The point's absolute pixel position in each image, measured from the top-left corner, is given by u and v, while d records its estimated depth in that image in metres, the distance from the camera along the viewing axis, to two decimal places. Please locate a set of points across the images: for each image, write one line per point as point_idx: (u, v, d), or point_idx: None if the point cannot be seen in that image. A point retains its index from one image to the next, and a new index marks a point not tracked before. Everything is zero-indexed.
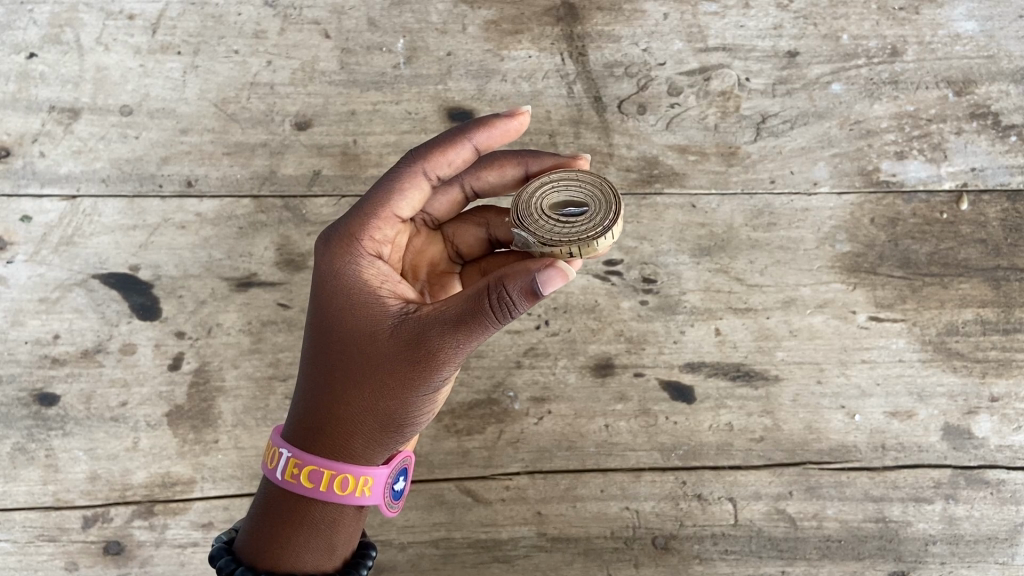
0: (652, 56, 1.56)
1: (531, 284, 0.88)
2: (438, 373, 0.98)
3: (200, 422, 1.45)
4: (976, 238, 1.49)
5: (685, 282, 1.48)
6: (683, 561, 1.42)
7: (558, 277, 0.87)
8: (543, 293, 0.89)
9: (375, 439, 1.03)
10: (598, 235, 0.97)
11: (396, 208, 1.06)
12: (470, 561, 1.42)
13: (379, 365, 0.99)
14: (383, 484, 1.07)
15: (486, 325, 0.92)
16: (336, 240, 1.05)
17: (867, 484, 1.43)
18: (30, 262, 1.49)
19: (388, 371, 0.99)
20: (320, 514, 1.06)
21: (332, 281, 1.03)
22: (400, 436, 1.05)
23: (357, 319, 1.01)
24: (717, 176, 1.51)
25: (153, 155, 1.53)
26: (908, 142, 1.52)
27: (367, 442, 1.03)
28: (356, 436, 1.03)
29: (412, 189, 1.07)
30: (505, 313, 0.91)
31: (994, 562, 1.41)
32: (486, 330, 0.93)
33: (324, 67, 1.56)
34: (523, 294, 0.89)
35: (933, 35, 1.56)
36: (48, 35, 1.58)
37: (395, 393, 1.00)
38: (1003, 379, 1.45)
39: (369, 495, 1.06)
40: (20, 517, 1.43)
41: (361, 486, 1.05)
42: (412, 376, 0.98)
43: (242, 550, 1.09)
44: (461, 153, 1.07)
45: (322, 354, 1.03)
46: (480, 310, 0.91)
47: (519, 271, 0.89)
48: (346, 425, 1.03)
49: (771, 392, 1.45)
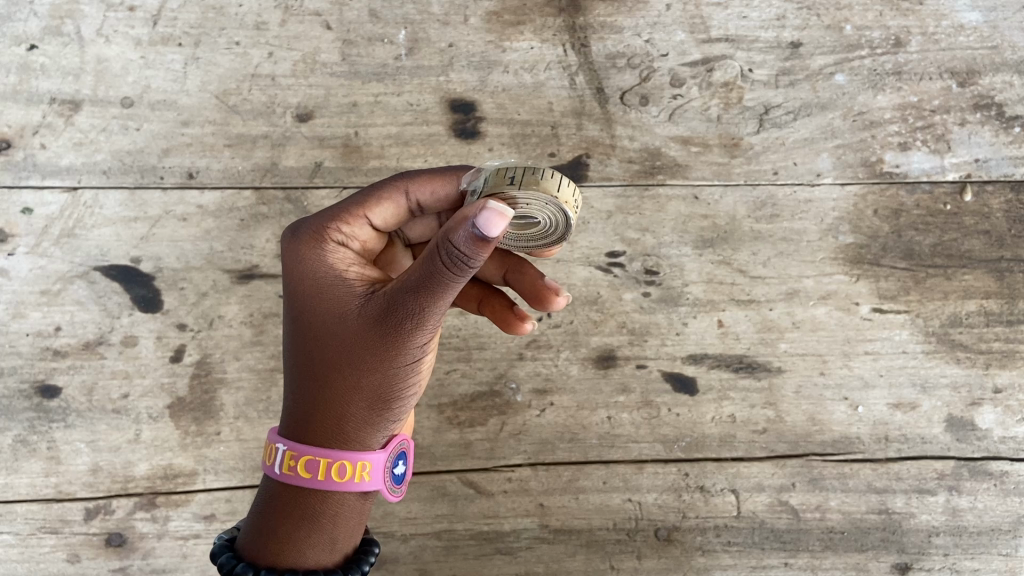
0: (654, 48, 1.55)
1: (475, 231, 0.82)
2: (415, 339, 0.98)
3: (202, 414, 1.45)
4: (979, 230, 1.48)
5: (688, 274, 1.48)
6: (686, 552, 1.42)
7: (498, 217, 0.82)
8: (492, 239, 0.83)
9: (365, 417, 1.03)
10: (541, 172, 0.95)
11: (369, 212, 1.08)
12: (472, 553, 1.42)
13: (355, 343, 0.99)
14: (382, 469, 1.06)
15: (447, 284, 0.89)
16: (305, 234, 1.05)
17: (870, 476, 1.43)
18: (32, 254, 1.48)
19: (365, 347, 0.99)
20: (319, 505, 1.05)
21: (303, 272, 1.04)
22: (390, 412, 1.04)
23: (328, 301, 1.01)
24: (720, 167, 1.51)
25: (154, 147, 1.53)
26: (911, 133, 1.51)
27: (356, 423, 1.03)
28: (347, 419, 1.03)
29: (390, 200, 1.09)
30: (461, 266, 0.87)
31: (996, 554, 1.41)
32: (450, 290, 0.90)
33: (325, 58, 1.55)
34: (472, 244, 0.84)
35: (937, 25, 1.54)
36: (48, 26, 1.56)
37: (376, 367, 1.00)
38: (1006, 370, 1.45)
39: (369, 480, 1.05)
40: (22, 509, 1.43)
41: (360, 472, 1.04)
42: (390, 348, 0.98)
43: (245, 548, 1.08)
44: (444, 187, 1.08)
45: (299, 341, 1.04)
46: (436, 269, 0.88)
47: (460, 220, 0.85)
48: (333, 407, 1.03)
49: (774, 384, 1.45)
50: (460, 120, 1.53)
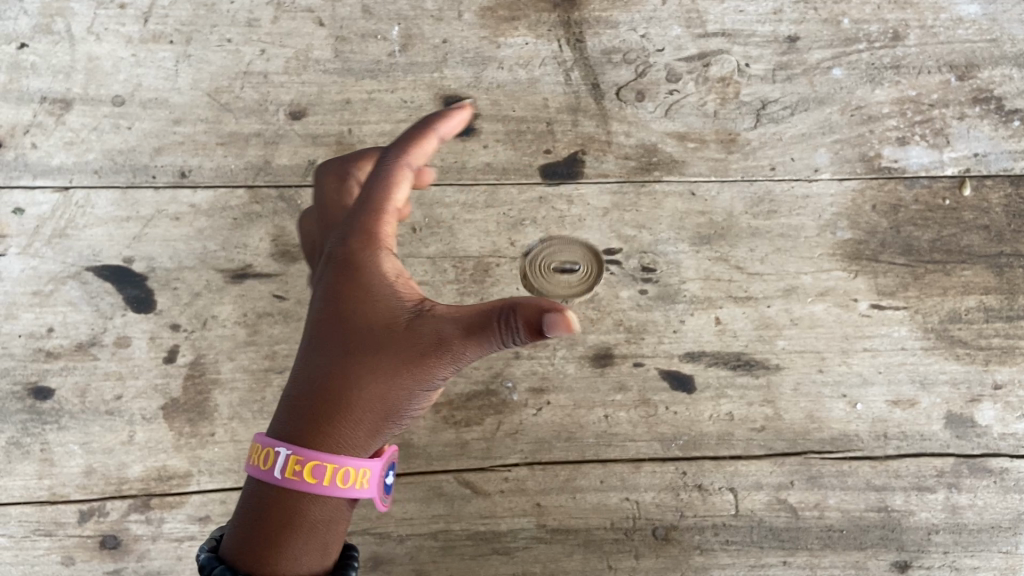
0: (650, 42, 1.53)
1: (540, 322, 0.93)
2: (446, 361, 1.07)
3: (196, 415, 1.44)
4: (979, 224, 1.47)
5: (685, 270, 1.47)
6: (684, 552, 1.41)
7: (563, 324, 0.91)
8: (549, 335, 0.93)
9: (377, 425, 1.08)
10: None
11: (395, 202, 1.14)
12: (469, 554, 1.41)
13: (389, 350, 1.06)
14: (379, 477, 1.08)
15: (498, 340, 1.00)
16: (354, 235, 1.12)
17: (869, 474, 1.42)
18: (23, 254, 1.47)
19: (396, 357, 1.06)
20: (314, 513, 1.05)
21: (350, 270, 1.10)
22: (399, 424, 1.11)
23: (371, 308, 1.08)
24: (717, 163, 1.49)
25: (146, 146, 1.51)
26: (910, 128, 1.50)
27: (368, 431, 1.08)
28: (357, 424, 1.07)
29: (406, 181, 1.15)
30: (510, 336, 0.99)
31: (997, 551, 1.40)
32: (498, 345, 1.02)
33: (318, 55, 1.54)
34: (532, 332, 0.94)
35: (934, 18, 1.53)
36: (39, 25, 1.55)
37: (401, 378, 1.06)
38: (1006, 366, 1.44)
39: (366, 489, 1.06)
40: (16, 512, 1.42)
41: (360, 479, 1.05)
42: (422, 361, 1.06)
43: (231, 554, 1.05)
44: (431, 145, 1.18)
45: (322, 341, 1.09)
46: (495, 320, 1.00)
47: (532, 303, 0.95)
48: (347, 411, 1.06)
49: (772, 381, 1.44)
50: None
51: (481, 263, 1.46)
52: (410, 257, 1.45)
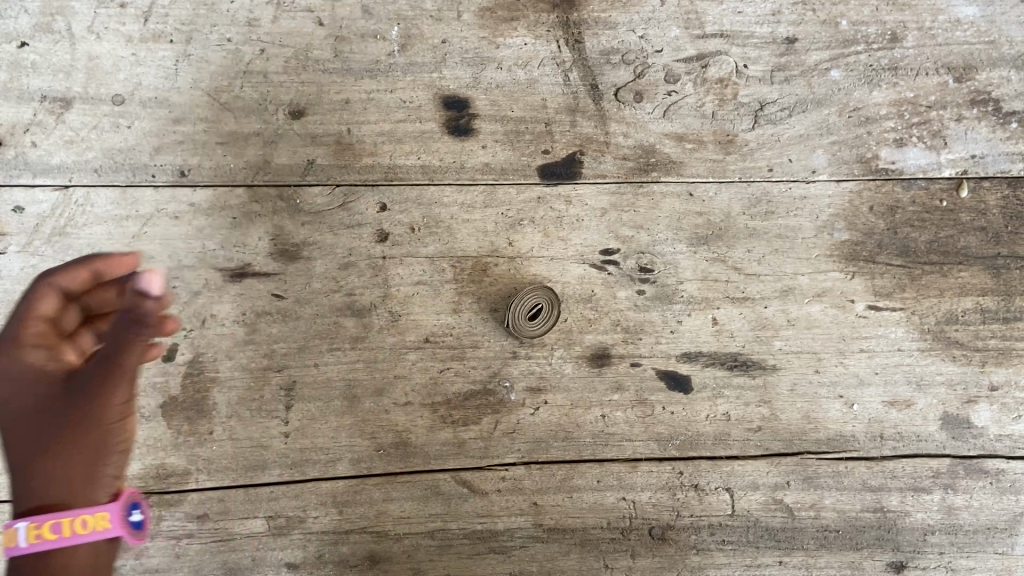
0: (648, 44, 1.52)
1: (139, 284, 0.95)
2: (120, 389, 1.02)
3: (195, 414, 1.45)
4: (976, 226, 1.48)
5: (683, 271, 1.47)
6: (680, 551, 1.43)
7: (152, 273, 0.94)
8: (155, 292, 0.95)
9: (101, 470, 1.03)
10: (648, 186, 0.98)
11: (39, 311, 1.08)
12: (466, 552, 1.43)
13: (59, 411, 1.02)
14: (119, 518, 1.02)
15: (136, 338, 0.98)
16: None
17: (865, 474, 1.44)
18: (23, 253, 1.47)
19: (62, 415, 1.02)
20: (72, 561, 1.00)
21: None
22: (122, 463, 1.05)
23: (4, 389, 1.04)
24: (715, 164, 1.50)
25: (146, 145, 1.51)
26: (908, 129, 1.50)
27: (105, 472, 1.03)
28: (88, 471, 1.02)
29: (48, 295, 1.09)
30: (139, 322, 0.97)
31: (992, 551, 1.43)
32: (137, 347, 0.99)
33: (318, 55, 1.52)
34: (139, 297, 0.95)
35: (933, 20, 1.51)
36: (39, 24, 1.52)
37: (91, 434, 1.02)
38: (1002, 368, 1.45)
39: (100, 533, 1.00)
40: (14, 509, 1.43)
41: (87, 524, 0.99)
42: (100, 401, 1.02)
43: None
44: (73, 276, 1.09)
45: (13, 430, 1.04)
46: (123, 331, 0.98)
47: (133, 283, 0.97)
48: (75, 467, 1.02)
49: (768, 382, 1.45)
50: (453, 117, 1.51)
51: (478, 262, 1.48)
52: (408, 256, 1.48)
